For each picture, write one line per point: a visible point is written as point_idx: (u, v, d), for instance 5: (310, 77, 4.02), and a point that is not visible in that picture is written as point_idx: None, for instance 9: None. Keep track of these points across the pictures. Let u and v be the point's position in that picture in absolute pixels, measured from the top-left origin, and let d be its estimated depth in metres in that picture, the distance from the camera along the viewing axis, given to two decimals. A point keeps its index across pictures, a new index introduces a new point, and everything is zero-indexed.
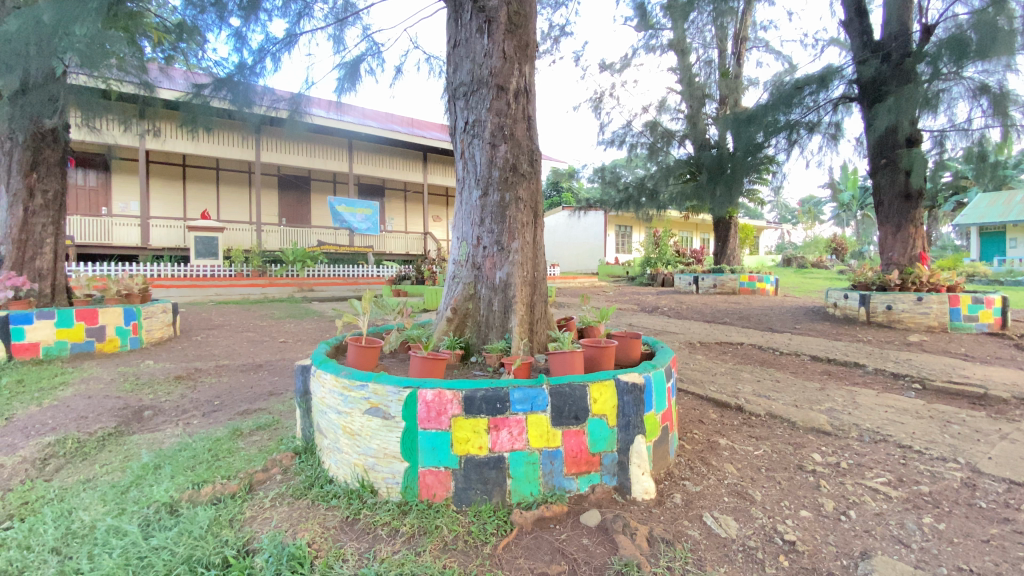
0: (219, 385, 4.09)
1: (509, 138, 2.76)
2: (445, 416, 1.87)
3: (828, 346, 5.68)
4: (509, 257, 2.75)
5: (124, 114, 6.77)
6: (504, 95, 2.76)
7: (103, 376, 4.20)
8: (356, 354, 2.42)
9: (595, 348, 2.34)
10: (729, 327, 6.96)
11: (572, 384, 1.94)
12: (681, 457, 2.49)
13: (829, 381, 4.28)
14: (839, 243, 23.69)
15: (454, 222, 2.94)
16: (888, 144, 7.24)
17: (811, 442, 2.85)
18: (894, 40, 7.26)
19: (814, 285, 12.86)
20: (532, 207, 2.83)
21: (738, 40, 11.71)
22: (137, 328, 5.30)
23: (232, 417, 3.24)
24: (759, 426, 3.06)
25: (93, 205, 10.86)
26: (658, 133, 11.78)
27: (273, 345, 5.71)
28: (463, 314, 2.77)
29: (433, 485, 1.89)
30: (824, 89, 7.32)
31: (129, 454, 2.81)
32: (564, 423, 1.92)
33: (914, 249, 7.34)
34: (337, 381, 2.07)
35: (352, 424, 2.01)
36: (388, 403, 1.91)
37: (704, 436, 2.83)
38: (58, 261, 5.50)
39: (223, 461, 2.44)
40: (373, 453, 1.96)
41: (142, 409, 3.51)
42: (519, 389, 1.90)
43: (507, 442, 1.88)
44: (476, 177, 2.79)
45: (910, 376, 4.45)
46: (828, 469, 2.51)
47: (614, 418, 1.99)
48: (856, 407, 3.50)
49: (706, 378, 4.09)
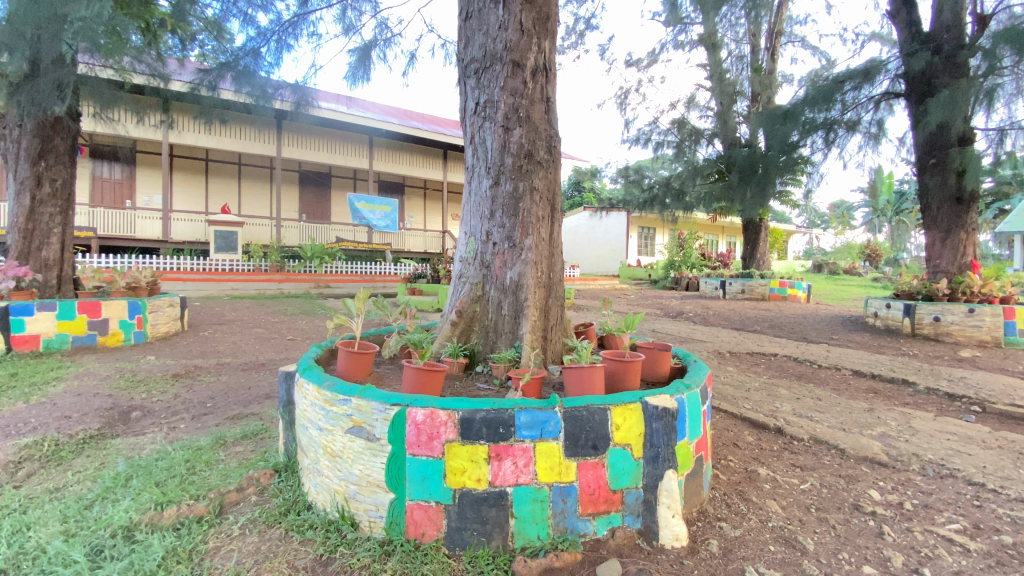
0: (216, 385, 3.87)
1: (524, 120, 2.45)
2: (437, 441, 1.57)
3: (871, 360, 5.23)
4: (521, 255, 2.44)
5: (138, 104, 6.65)
6: (521, 72, 2.46)
7: (98, 372, 4.02)
8: (346, 359, 2.15)
9: (619, 362, 2.01)
10: (760, 336, 6.53)
11: (590, 407, 1.62)
12: (716, 491, 2.16)
13: (876, 400, 3.88)
14: (872, 249, 22.62)
15: (463, 215, 2.65)
16: (938, 143, 6.73)
17: (865, 475, 2.49)
18: (945, 31, 6.73)
19: (847, 293, 12.27)
20: (549, 199, 2.52)
21: (773, 34, 11.19)
22: (142, 322, 5.13)
23: (221, 422, 3.00)
24: (803, 453, 2.71)
25: (117, 198, 10.90)
26: (686, 131, 11.30)
27: (280, 343, 5.50)
28: (469, 318, 2.48)
29: (421, 522, 1.59)
30: (868, 83, 6.85)
31: (106, 462, 2.57)
32: (580, 454, 1.61)
33: (964, 257, 6.82)
34: (319, 393, 1.80)
35: (333, 443, 1.73)
36: (373, 422, 1.63)
37: (741, 465, 2.49)
38: (66, 251, 5.39)
39: (197, 476, 2.19)
40: (355, 480, 1.68)
41: (131, 409, 3.29)
42: (527, 412, 1.58)
43: (511, 475, 1.57)
44: (487, 164, 2.50)
45: (968, 398, 4.01)
46: (889, 511, 2.17)
47: (640, 447, 1.68)
48: (912, 433, 3.10)
49: (739, 394, 3.70)
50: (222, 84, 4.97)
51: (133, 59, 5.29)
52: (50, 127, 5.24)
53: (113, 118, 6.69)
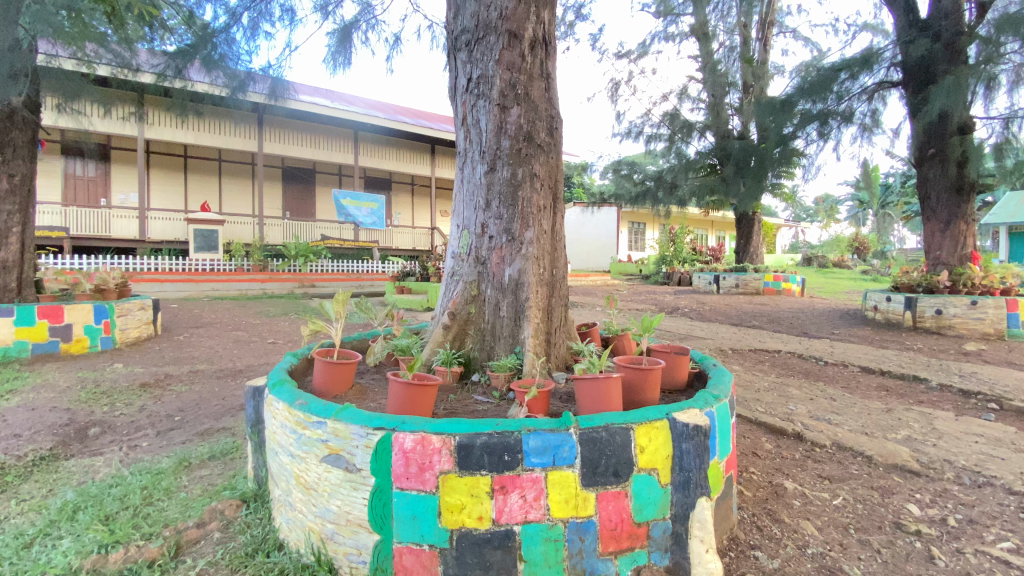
0: (188, 395, 3.57)
1: (523, 98, 2.20)
2: (430, 473, 1.32)
3: (877, 355, 5.05)
4: (520, 250, 2.20)
5: (105, 96, 6.25)
6: (518, 44, 2.20)
7: (58, 383, 3.68)
8: (324, 371, 1.89)
9: (635, 371, 1.77)
10: (760, 332, 6.33)
11: (610, 427, 1.38)
12: (743, 512, 1.93)
13: (891, 399, 3.69)
14: (860, 242, 22.46)
15: (454, 206, 2.39)
16: (937, 133, 6.56)
17: (899, 486, 2.27)
18: (944, 18, 6.47)
19: (839, 286, 12.20)
20: (550, 187, 2.28)
21: (764, 24, 10.99)
22: (109, 327, 4.81)
23: (188, 440, 2.71)
24: (828, 461, 2.50)
25: (91, 196, 10.42)
26: (678, 124, 10.97)
27: (260, 347, 5.19)
28: (463, 321, 2.22)
29: (412, 569, 1.33)
30: (865, 72, 6.64)
31: (53, 490, 2.26)
32: (599, 483, 1.36)
33: (964, 248, 6.69)
34: (289, 413, 1.53)
35: (306, 474, 1.47)
36: (353, 450, 1.37)
37: (765, 478, 2.26)
38: (26, 252, 5.00)
39: (153, 508, 1.91)
40: (333, 518, 1.42)
41: (89, 426, 2.98)
42: (537, 435, 1.33)
43: (519, 511, 1.31)
44: (481, 148, 2.24)
45: (984, 394, 3.82)
46: (934, 529, 1.95)
47: (667, 472, 1.44)
48: (939, 436, 2.89)
49: (751, 396, 3.48)
50: (190, 68, 4.69)
51: (98, 45, 4.92)
52: (7, 118, 4.82)
53: (78, 110, 6.28)
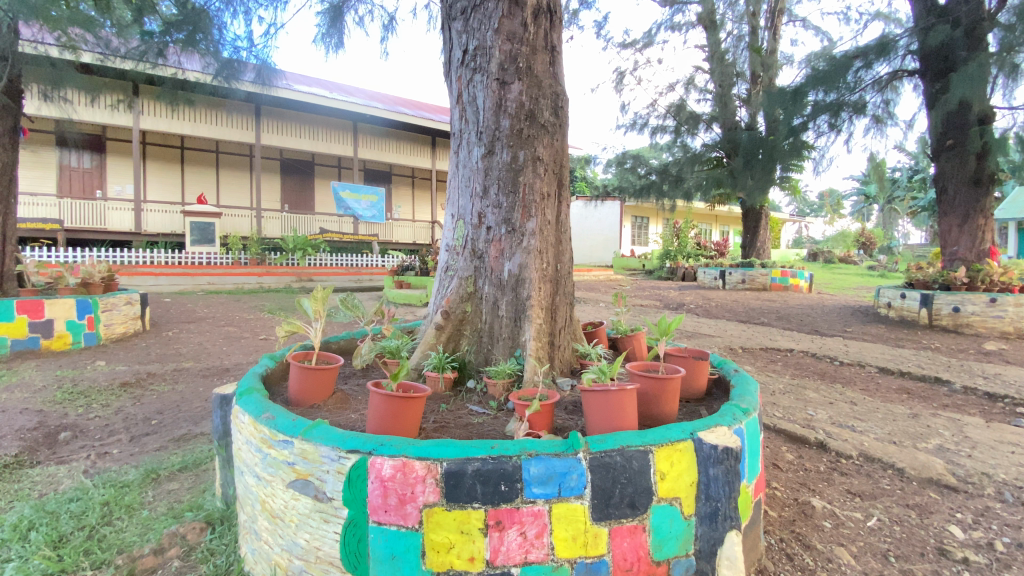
0: (170, 395, 3.38)
1: (524, 73, 1.99)
2: (413, 506, 1.11)
3: (895, 355, 4.83)
4: (521, 242, 1.98)
5: (92, 83, 5.97)
6: (520, 12, 1.99)
7: (34, 383, 3.49)
8: (300, 378, 1.69)
9: (652, 381, 1.56)
10: (770, 330, 6.11)
11: (625, 450, 1.17)
12: (771, 538, 1.72)
13: (916, 403, 3.47)
14: (867, 237, 22.14)
15: (449, 194, 2.17)
16: (955, 124, 6.30)
17: (937, 505, 2.06)
18: (963, 4, 6.13)
19: (848, 282, 11.95)
20: (554, 172, 2.07)
21: (773, 13, 10.68)
22: (93, 322, 4.60)
23: (163, 447, 2.52)
24: (856, 475, 2.29)
25: (86, 189, 10.21)
26: (684, 115, 10.70)
27: (251, 344, 5.00)
28: (458, 321, 2.01)
29: None
30: (881, 60, 6.34)
31: (9, 501, 2.07)
32: (613, 516, 1.15)
33: (983, 243, 6.43)
34: (254, 429, 1.33)
35: (272, 500, 1.27)
36: (323, 476, 1.17)
37: (790, 495, 2.05)
38: (7, 244, 4.79)
39: (110, 530, 1.72)
40: (300, 553, 1.22)
41: (60, 430, 2.78)
42: (540, 461, 1.12)
43: (517, 550, 1.11)
44: (479, 128, 2.02)
45: (1011, 398, 3.60)
46: (982, 556, 1.73)
47: (691, 501, 1.23)
48: (973, 445, 2.68)
49: (767, 400, 3.27)
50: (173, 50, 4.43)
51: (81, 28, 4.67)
52: None
53: (65, 97, 6.03)
